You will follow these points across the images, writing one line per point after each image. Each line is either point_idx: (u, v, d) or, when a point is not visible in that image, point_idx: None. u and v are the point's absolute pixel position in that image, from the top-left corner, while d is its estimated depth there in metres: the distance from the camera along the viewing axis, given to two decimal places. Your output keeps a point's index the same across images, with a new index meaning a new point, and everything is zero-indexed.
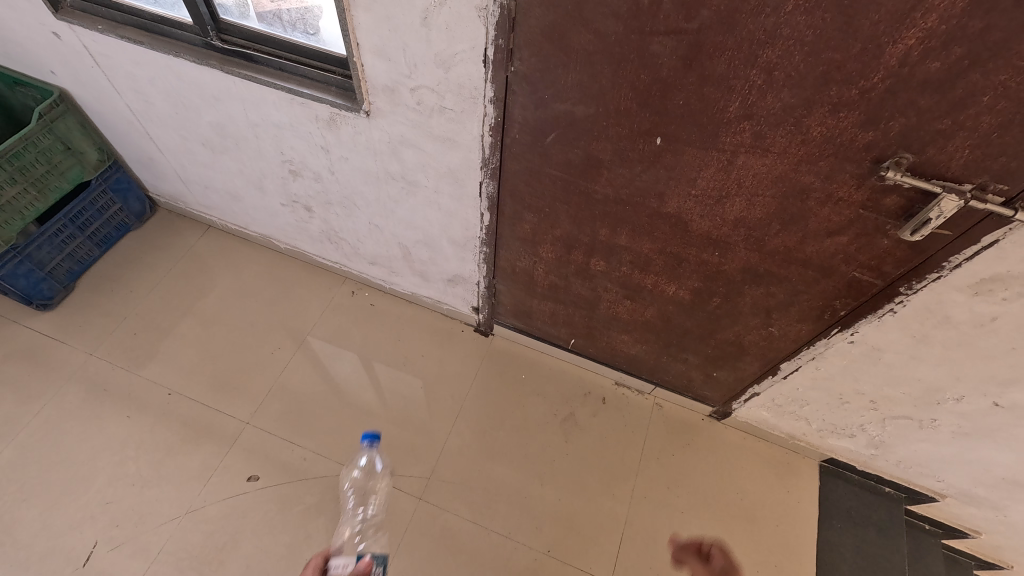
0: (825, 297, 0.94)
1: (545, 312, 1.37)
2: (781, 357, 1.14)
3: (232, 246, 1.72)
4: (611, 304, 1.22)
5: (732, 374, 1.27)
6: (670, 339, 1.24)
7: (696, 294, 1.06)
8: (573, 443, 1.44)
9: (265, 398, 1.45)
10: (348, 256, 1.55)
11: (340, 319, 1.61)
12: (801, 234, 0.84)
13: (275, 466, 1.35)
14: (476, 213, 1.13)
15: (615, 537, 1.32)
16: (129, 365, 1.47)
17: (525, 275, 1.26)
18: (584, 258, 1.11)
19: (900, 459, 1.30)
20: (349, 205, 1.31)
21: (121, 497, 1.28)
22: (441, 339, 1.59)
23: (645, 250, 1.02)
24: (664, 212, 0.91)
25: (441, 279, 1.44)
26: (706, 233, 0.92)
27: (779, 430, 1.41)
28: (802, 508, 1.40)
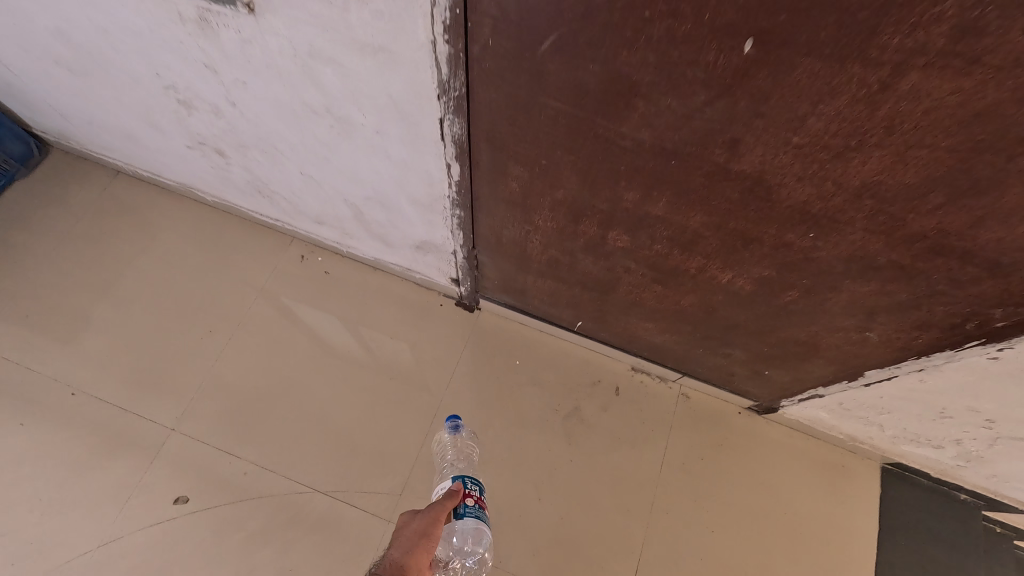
0: (973, 303, 0.61)
1: (543, 290, 1.04)
2: (869, 364, 0.82)
3: (149, 199, 1.37)
4: (633, 288, 0.88)
5: (790, 375, 0.96)
6: (711, 332, 0.92)
7: (762, 284, 0.73)
8: (579, 446, 1.17)
9: (196, 395, 1.17)
10: (288, 213, 1.20)
11: (287, 291, 1.29)
12: (976, 214, 0.49)
13: (210, 483, 1.09)
14: (440, 163, 0.77)
15: (629, 564, 1.08)
16: (23, 357, 1.18)
17: (514, 247, 0.92)
18: (598, 231, 0.76)
19: (996, 474, 1.02)
20: (269, 150, 0.94)
21: (18, 527, 1.03)
22: (414, 316, 1.27)
23: (692, 225, 0.66)
24: (734, 170, 0.55)
25: (407, 245, 1.10)
26: (801, 205, 0.56)
27: (837, 431, 1.13)
28: (855, 521, 1.15)
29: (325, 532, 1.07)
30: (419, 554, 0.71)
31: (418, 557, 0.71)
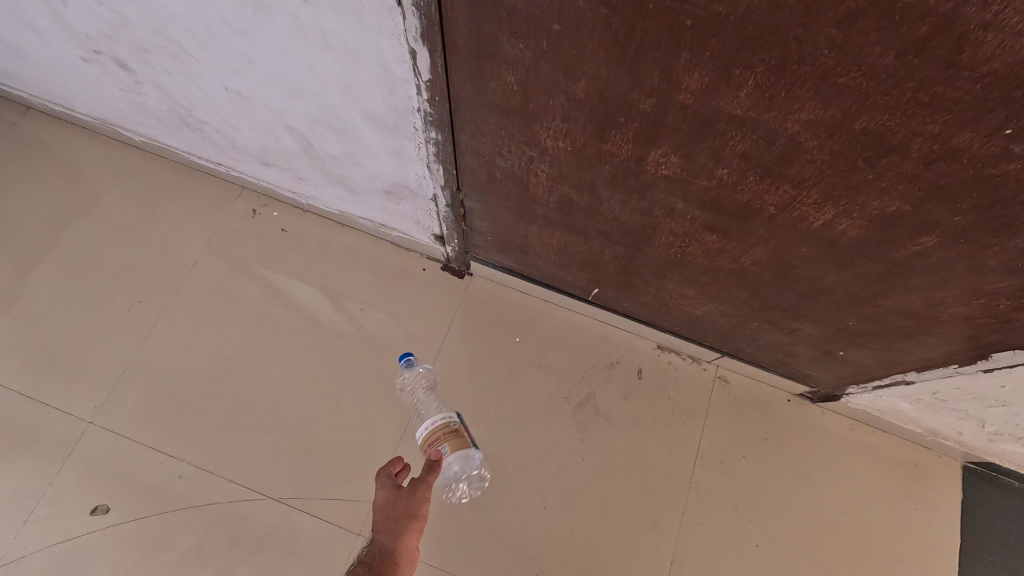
0: None
1: (551, 247, 0.81)
2: (1007, 342, 0.59)
3: (66, 140, 1.11)
4: (676, 240, 0.64)
5: (876, 357, 0.73)
6: (778, 301, 0.68)
7: (881, 227, 0.49)
8: (593, 441, 0.95)
9: (119, 380, 0.95)
10: (229, 153, 0.95)
11: (236, 253, 1.05)
12: None
13: (133, 488, 0.88)
14: (400, 50, 0.52)
15: None
16: None
17: (512, 185, 0.68)
18: (634, 150, 0.52)
19: None
20: (175, 52, 0.69)
21: None
22: (390, 283, 1.04)
23: (791, 127, 0.42)
24: (904, 1, 0.31)
25: (375, 190, 0.86)
26: (1015, 69, 0.32)
27: (915, 424, 0.91)
28: (933, 534, 0.94)
29: (277, 550, 0.86)
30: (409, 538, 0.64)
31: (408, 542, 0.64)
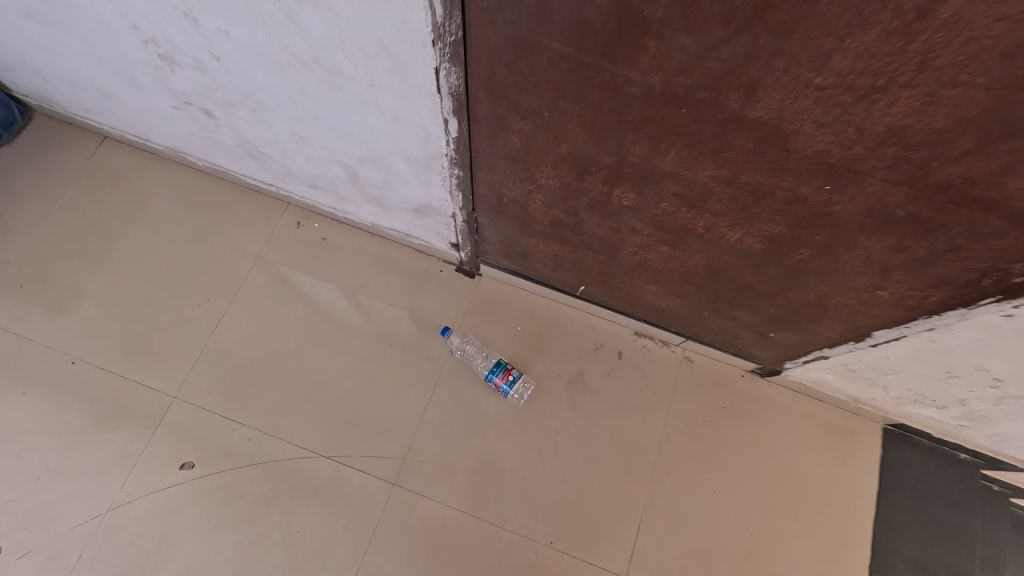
0: (996, 257, 0.58)
1: (546, 254, 1.02)
2: (879, 323, 0.81)
3: (138, 164, 1.32)
4: (639, 250, 0.86)
5: (797, 337, 0.95)
6: (718, 295, 0.90)
7: (774, 243, 0.70)
8: (582, 410, 1.16)
9: (194, 364, 1.16)
10: (281, 177, 1.16)
11: (284, 259, 1.26)
12: (1010, 157, 0.46)
13: (212, 449, 1.09)
14: (436, 118, 0.73)
15: (631, 525, 1.08)
16: (18, 327, 1.16)
17: (516, 208, 0.89)
18: (603, 188, 0.73)
19: (999, 433, 1.02)
20: (256, 107, 0.89)
21: (25, 493, 1.05)
22: (413, 282, 1.25)
23: (704, 179, 0.63)
24: (751, 117, 0.52)
25: (404, 208, 1.07)
26: (820, 155, 0.53)
27: (841, 393, 1.13)
28: (858, 483, 1.15)
29: (329, 497, 1.07)
30: None
31: None
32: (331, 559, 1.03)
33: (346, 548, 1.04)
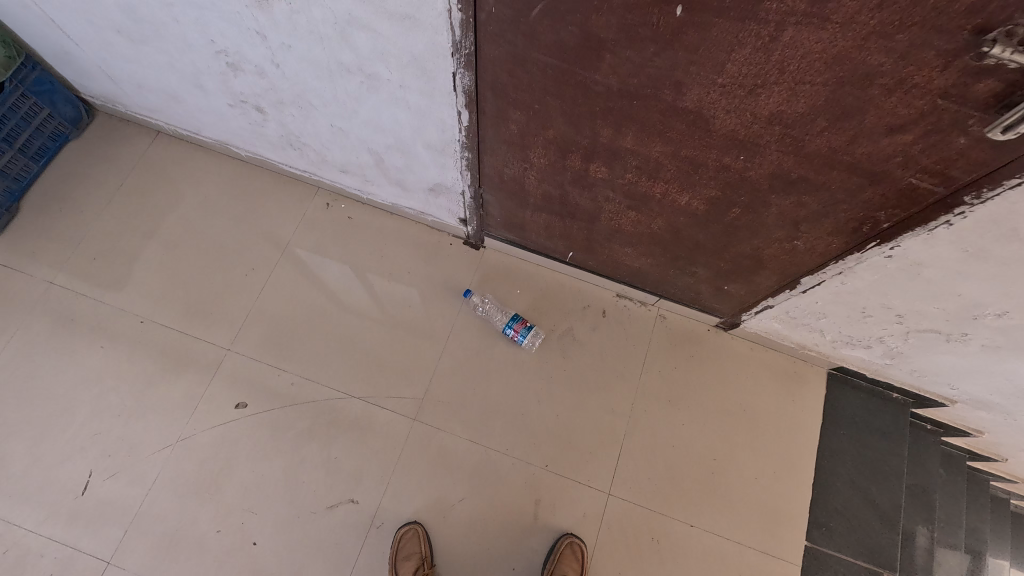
0: (866, 207, 0.79)
1: (539, 224, 1.23)
2: (803, 271, 1.02)
3: (187, 155, 1.53)
4: (614, 216, 1.07)
5: (745, 289, 1.16)
6: (679, 253, 1.11)
7: (712, 204, 0.91)
8: (572, 358, 1.37)
9: (243, 323, 1.37)
10: (315, 164, 1.37)
11: (316, 235, 1.46)
12: (852, 132, 0.67)
13: (261, 392, 1.31)
14: (452, 111, 0.94)
15: (614, 452, 1.30)
16: (94, 293, 1.37)
17: (514, 183, 1.10)
18: (582, 164, 0.94)
19: (917, 369, 1.23)
20: (303, 104, 1.10)
21: (108, 428, 1.26)
22: (427, 254, 1.46)
23: (655, 154, 0.84)
24: (681, 106, 0.73)
25: (421, 188, 1.28)
26: (731, 133, 0.74)
27: (789, 340, 1.34)
28: (805, 417, 1.36)
29: (360, 430, 1.29)
30: None
31: None
32: (365, 478, 1.25)
33: (376, 470, 1.26)
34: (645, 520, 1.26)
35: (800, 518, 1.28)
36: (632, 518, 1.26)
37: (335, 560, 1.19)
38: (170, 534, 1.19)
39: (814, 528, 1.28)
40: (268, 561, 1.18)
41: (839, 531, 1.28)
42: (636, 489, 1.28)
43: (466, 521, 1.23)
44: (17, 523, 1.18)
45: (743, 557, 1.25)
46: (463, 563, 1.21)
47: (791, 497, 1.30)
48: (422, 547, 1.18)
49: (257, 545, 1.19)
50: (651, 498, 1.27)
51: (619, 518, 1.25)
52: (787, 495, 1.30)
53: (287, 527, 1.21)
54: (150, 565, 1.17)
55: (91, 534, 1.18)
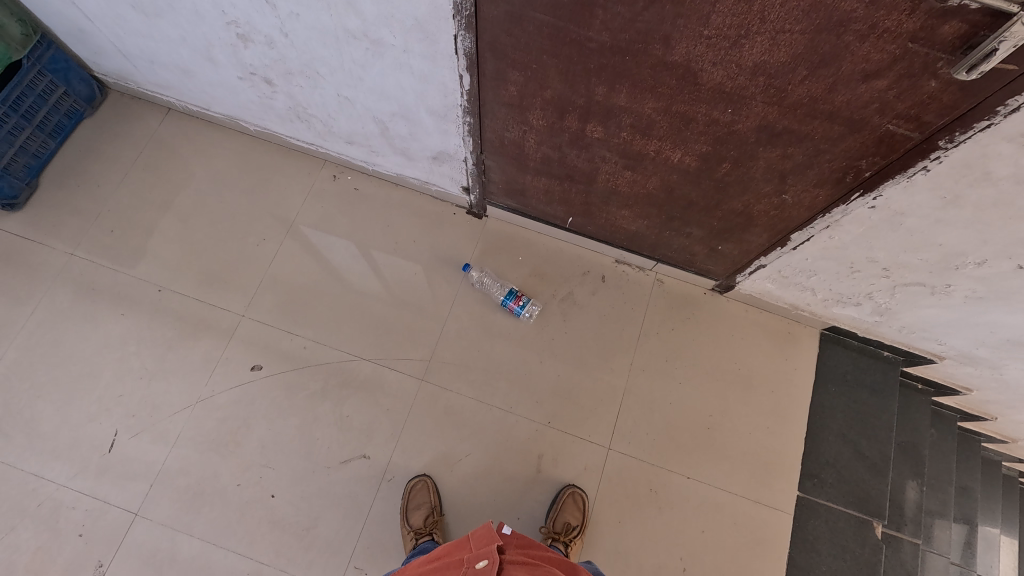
0: (848, 156, 0.84)
1: (539, 189, 1.28)
2: (792, 226, 1.07)
3: (197, 130, 1.57)
4: (610, 177, 1.11)
5: (738, 248, 1.21)
6: (674, 213, 1.16)
7: (703, 160, 0.95)
8: (572, 321, 1.43)
9: (256, 290, 1.42)
10: (322, 136, 1.42)
11: (323, 206, 1.51)
12: (831, 80, 0.71)
13: (275, 355, 1.37)
14: (454, 75, 0.98)
15: (613, 409, 1.36)
16: (114, 264, 1.43)
17: (515, 148, 1.14)
18: (579, 124, 0.99)
19: (905, 325, 1.25)
20: (311, 74, 1.14)
21: (132, 389, 1.33)
22: (432, 223, 1.51)
23: (648, 110, 0.88)
24: (670, 61, 0.77)
25: (425, 156, 1.32)
26: (719, 85, 0.78)
27: (782, 301, 1.39)
28: (798, 375, 1.41)
29: (371, 390, 1.35)
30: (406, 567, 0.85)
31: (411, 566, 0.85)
32: (376, 434, 1.32)
33: (386, 427, 1.32)
34: (643, 473, 1.32)
35: (792, 470, 1.34)
36: (631, 472, 1.32)
37: (349, 511, 1.26)
38: (193, 487, 1.26)
39: (805, 479, 1.34)
40: (286, 512, 1.25)
41: (830, 482, 1.34)
42: (634, 445, 1.34)
43: (472, 474, 1.30)
44: (49, 478, 1.26)
45: (737, 506, 1.31)
46: (471, 514, 1.27)
47: (783, 450, 1.36)
48: (432, 498, 1.25)
49: (276, 498, 1.26)
50: (650, 453, 1.33)
51: (618, 472, 1.32)
52: (779, 448, 1.36)
53: (303, 480, 1.27)
54: (175, 516, 1.24)
55: (118, 488, 1.26)
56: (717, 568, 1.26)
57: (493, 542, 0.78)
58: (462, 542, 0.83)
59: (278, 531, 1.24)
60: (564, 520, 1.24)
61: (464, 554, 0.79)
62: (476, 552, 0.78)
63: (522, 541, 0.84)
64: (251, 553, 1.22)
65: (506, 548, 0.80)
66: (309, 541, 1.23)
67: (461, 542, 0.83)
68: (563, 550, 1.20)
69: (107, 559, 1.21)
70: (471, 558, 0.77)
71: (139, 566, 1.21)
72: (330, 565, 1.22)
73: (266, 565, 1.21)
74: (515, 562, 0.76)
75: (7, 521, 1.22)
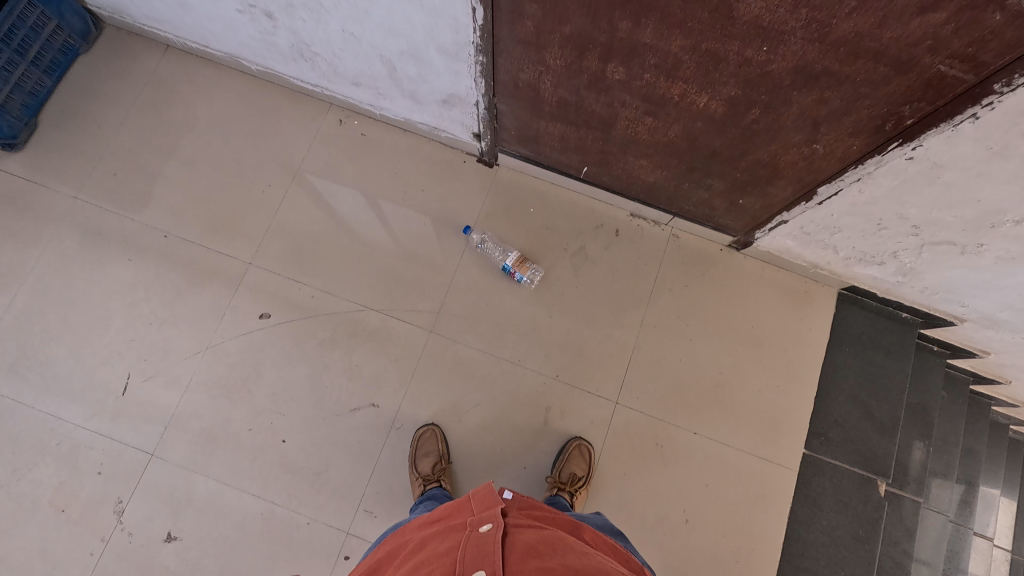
0: (891, 101, 0.78)
1: (554, 136, 1.22)
2: (820, 179, 1.01)
3: (197, 69, 1.50)
4: (630, 123, 1.05)
5: (760, 201, 1.16)
6: (695, 163, 1.10)
7: (732, 105, 0.89)
8: (584, 275, 1.40)
9: (262, 238, 1.40)
10: (327, 77, 1.35)
11: (330, 151, 1.46)
12: (881, 13, 0.65)
13: (284, 303, 1.36)
14: (466, 8, 0.91)
15: (622, 364, 1.35)
16: (119, 209, 1.41)
17: (529, 90, 1.08)
18: (599, 64, 0.92)
19: (928, 286, 1.21)
20: (314, 7, 1.07)
21: (142, 334, 1.34)
22: (441, 171, 1.46)
23: (675, 49, 0.82)
24: None
25: (435, 99, 1.26)
26: (755, 19, 0.71)
27: (801, 259, 1.34)
28: (812, 335, 1.39)
29: (380, 340, 1.35)
30: (408, 531, 0.81)
31: (411, 532, 0.80)
32: (384, 384, 1.32)
33: (395, 377, 1.33)
34: (650, 427, 1.32)
35: (800, 429, 1.34)
36: (638, 426, 1.32)
37: (359, 457, 1.28)
38: (206, 431, 1.29)
39: (812, 438, 1.34)
40: (297, 456, 1.28)
41: (837, 441, 1.34)
42: (642, 400, 1.34)
43: (480, 424, 1.31)
44: (66, 418, 1.28)
45: (743, 462, 1.32)
46: (477, 462, 1.29)
47: (792, 408, 1.35)
48: (439, 446, 1.26)
49: (287, 443, 1.28)
50: (657, 408, 1.33)
51: (625, 426, 1.32)
52: (787, 407, 1.35)
53: (313, 426, 1.29)
54: (189, 458, 1.27)
55: (133, 429, 1.28)
56: (720, 521, 1.29)
57: (496, 504, 0.72)
58: (463, 505, 0.78)
59: (290, 474, 1.27)
60: (570, 470, 1.25)
61: (467, 517, 0.73)
62: (480, 515, 0.72)
63: (523, 504, 0.80)
64: (265, 494, 1.25)
65: (509, 511, 0.75)
66: (320, 484, 1.27)
67: (462, 505, 0.78)
68: (568, 499, 1.22)
69: (126, 496, 1.25)
70: (475, 519, 0.70)
71: (158, 504, 1.25)
72: (342, 507, 1.26)
73: (279, 505, 1.25)
74: (519, 525, 0.71)
75: (28, 457, 1.26)
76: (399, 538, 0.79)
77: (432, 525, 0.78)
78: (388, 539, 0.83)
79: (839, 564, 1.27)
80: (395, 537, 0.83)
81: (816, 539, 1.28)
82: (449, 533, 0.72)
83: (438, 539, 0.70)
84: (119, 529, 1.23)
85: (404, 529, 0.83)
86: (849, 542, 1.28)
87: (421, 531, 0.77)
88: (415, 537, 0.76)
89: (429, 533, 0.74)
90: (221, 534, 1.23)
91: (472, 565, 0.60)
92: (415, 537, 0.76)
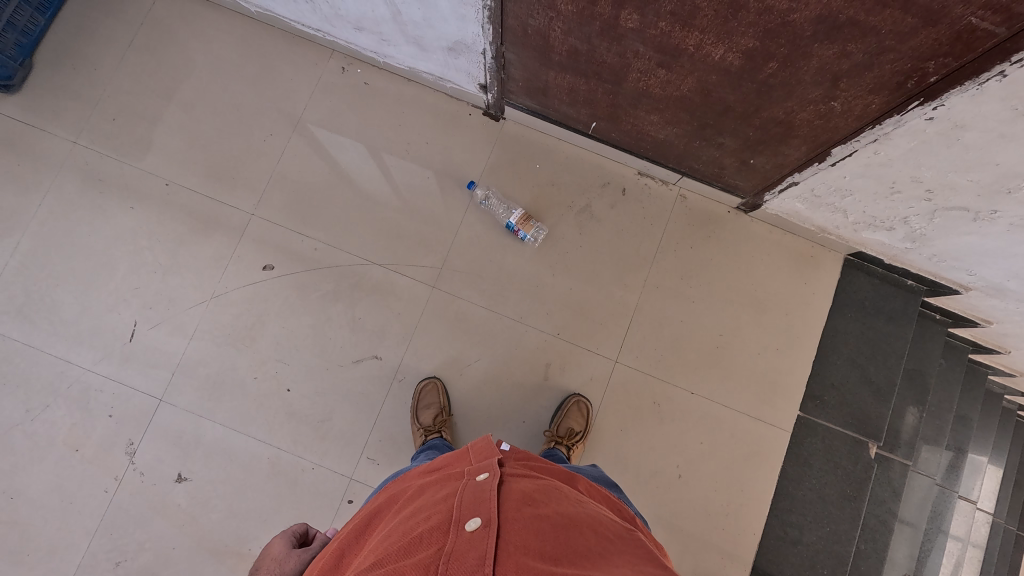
0: (916, 55, 0.75)
1: (563, 88, 1.18)
2: (835, 139, 0.99)
3: (194, 9, 1.44)
4: (642, 75, 1.02)
5: (771, 161, 1.14)
6: (706, 119, 1.07)
7: (749, 57, 0.85)
8: (589, 234, 1.38)
9: (265, 188, 1.39)
10: (329, 20, 1.30)
11: (332, 99, 1.42)
12: None
13: (287, 254, 1.36)
14: None
15: (623, 323, 1.36)
16: (120, 155, 1.39)
17: (538, 37, 1.03)
18: (612, 11, 0.88)
19: (936, 253, 1.20)
20: None
21: (147, 282, 1.35)
22: (445, 123, 1.42)
23: None
24: None
25: (441, 46, 1.21)
26: None
27: (809, 223, 1.32)
28: (815, 300, 1.38)
29: (382, 294, 1.35)
30: (408, 478, 0.83)
31: (409, 480, 0.82)
32: (387, 336, 1.34)
33: (397, 331, 1.34)
34: (648, 386, 1.34)
35: (796, 392, 1.36)
36: (637, 384, 1.34)
37: (362, 406, 1.31)
38: (212, 378, 1.31)
39: (808, 400, 1.36)
40: (301, 405, 1.31)
41: (832, 404, 1.36)
42: (642, 359, 1.35)
43: (480, 379, 1.33)
44: (75, 361, 1.31)
45: (738, 423, 1.34)
46: (477, 415, 1.32)
47: (790, 371, 1.37)
48: (440, 398, 1.29)
49: (292, 392, 1.31)
50: (656, 368, 1.35)
51: (624, 384, 1.34)
52: (785, 370, 1.37)
53: (317, 377, 1.32)
54: (197, 403, 1.30)
55: (142, 375, 1.31)
56: (714, 478, 1.32)
57: (493, 455, 0.75)
58: (462, 455, 0.80)
59: (294, 422, 1.30)
60: (568, 425, 1.28)
61: (465, 466, 0.76)
62: (477, 465, 0.74)
63: (520, 454, 0.82)
64: (271, 441, 1.29)
65: (506, 461, 0.77)
66: (325, 432, 1.30)
67: (461, 454, 0.80)
68: (565, 452, 1.25)
69: (137, 437, 1.29)
70: (473, 468, 0.73)
71: (168, 446, 1.29)
72: (345, 454, 1.29)
73: (284, 450, 1.29)
74: (515, 474, 0.72)
75: (41, 399, 1.29)
76: (399, 485, 0.81)
77: (430, 474, 0.80)
78: (388, 487, 0.86)
79: (825, 520, 1.31)
80: (394, 485, 0.86)
81: (804, 495, 1.32)
82: (447, 481, 0.74)
83: (435, 486, 0.73)
84: (131, 468, 1.27)
85: (403, 478, 0.86)
86: (836, 500, 1.32)
87: (420, 479, 0.80)
88: (414, 483, 0.79)
89: (427, 480, 0.77)
90: (229, 475, 1.28)
91: (469, 510, 0.61)
92: (414, 484, 0.78)
